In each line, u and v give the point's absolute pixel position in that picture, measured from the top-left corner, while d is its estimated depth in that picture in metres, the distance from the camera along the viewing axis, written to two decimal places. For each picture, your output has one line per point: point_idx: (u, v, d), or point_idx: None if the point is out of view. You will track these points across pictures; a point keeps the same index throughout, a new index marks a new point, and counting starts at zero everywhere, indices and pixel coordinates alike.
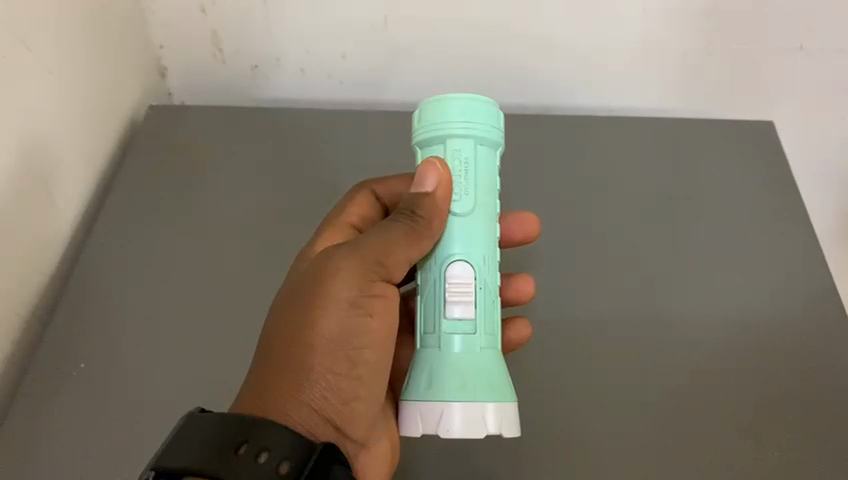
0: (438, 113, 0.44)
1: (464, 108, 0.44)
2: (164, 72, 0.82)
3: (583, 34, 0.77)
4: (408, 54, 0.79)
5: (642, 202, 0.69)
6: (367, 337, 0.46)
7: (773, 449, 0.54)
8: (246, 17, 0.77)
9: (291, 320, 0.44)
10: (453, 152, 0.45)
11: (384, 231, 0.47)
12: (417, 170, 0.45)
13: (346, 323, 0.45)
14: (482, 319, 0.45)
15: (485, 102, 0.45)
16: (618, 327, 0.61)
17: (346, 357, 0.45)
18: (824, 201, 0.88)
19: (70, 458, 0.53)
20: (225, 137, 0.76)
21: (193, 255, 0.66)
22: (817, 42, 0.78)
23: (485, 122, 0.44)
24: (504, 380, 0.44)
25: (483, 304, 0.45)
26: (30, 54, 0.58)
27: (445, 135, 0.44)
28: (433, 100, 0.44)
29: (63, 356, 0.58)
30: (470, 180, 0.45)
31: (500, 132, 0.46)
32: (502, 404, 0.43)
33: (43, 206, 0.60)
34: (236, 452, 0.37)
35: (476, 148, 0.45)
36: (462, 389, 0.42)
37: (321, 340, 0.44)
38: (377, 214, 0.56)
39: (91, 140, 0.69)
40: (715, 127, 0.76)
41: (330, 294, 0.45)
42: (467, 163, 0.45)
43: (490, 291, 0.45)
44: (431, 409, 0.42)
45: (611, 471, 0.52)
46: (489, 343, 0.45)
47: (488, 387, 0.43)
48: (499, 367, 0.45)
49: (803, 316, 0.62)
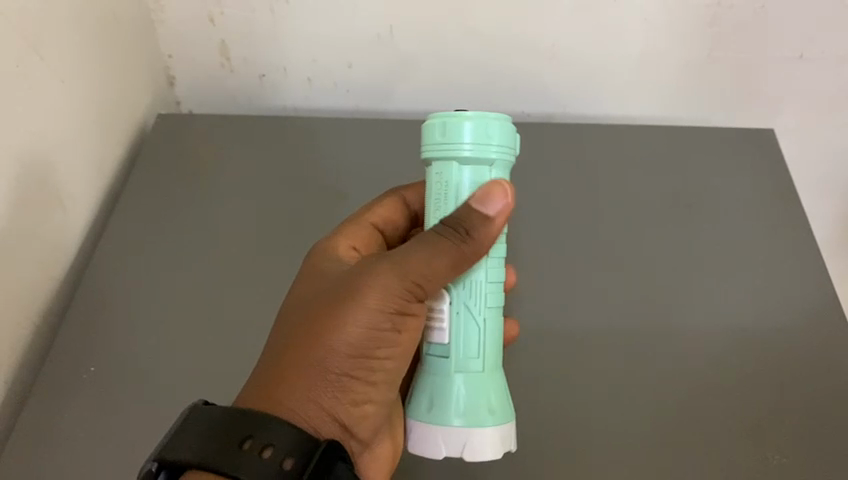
0: (429, 134, 0.44)
1: (446, 129, 0.43)
2: (173, 80, 0.83)
3: (584, 44, 0.78)
4: (412, 63, 0.80)
5: (642, 210, 0.70)
6: (390, 349, 0.45)
7: (772, 451, 0.55)
8: (254, 29, 0.79)
9: (317, 322, 0.44)
10: (439, 173, 0.45)
11: (423, 240, 0.44)
12: (481, 190, 0.43)
13: (374, 333, 0.44)
14: (458, 344, 0.45)
15: (474, 121, 0.43)
16: (617, 333, 0.61)
17: (365, 363, 0.44)
18: (823, 207, 0.88)
19: (81, 458, 0.54)
20: (232, 144, 0.77)
21: (201, 259, 0.67)
22: (817, 52, 0.79)
23: (471, 144, 0.43)
24: (478, 403, 0.44)
25: (461, 329, 0.45)
26: (43, 63, 0.59)
27: (435, 157, 0.45)
28: (428, 119, 0.44)
29: (74, 356, 0.60)
30: (451, 199, 0.45)
31: (493, 151, 0.43)
32: (463, 428, 0.44)
33: (56, 211, 0.62)
34: (241, 447, 0.38)
35: (461, 168, 0.44)
36: (428, 410, 0.45)
37: (345, 346, 0.43)
38: (404, 220, 0.56)
39: (103, 147, 0.70)
40: (717, 133, 0.77)
41: (363, 300, 0.43)
42: (450, 184, 0.44)
43: (469, 316, 0.45)
44: (407, 424, 0.46)
45: (610, 471, 0.54)
46: (470, 366, 0.45)
47: (452, 409, 0.44)
48: (475, 390, 0.45)
49: (803, 320, 0.63)
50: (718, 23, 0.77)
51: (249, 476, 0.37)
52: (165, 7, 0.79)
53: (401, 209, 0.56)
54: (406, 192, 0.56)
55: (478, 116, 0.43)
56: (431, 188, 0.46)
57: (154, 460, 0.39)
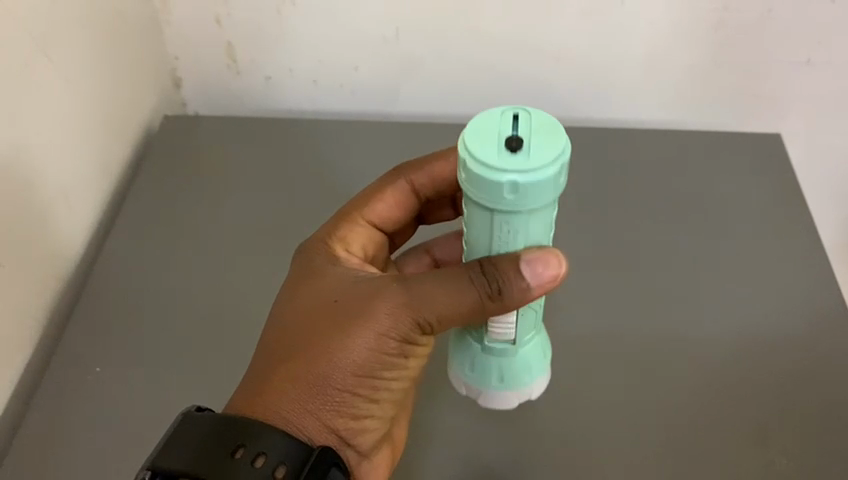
0: (487, 191, 0.37)
1: (521, 188, 0.36)
2: (179, 82, 0.85)
3: (591, 47, 0.78)
4: (418, 63, 0.80)
5: (646, 216, 0.70)
6: (393, 369, 0.45)
7: (779, 457, 0.53)
8: (260, 33, 0.79)
9: (323, 333, 0.44)
10: (501, 221, 0.38)
11: (440, 279, 0.42)
12: (534, 254, 0.40)
13: (376, 353, 0.43)
14: (520, 330, 0.45)
15: (551, 174, 0.36)
16: (621, 337, 0.61)
17: (368, 380, 0.44)
18: (828, 206, 0.89)
19: (78, 457, 0.54)
20: (240, 147, 0.78)
21: (204, 259, 0.67)
22: (824, 56, 0.78)
23: (547, 197, 0.37)
24: (539, 361, 0.46)
25: (523, 320, 0.45)
26: (51, 65, 0.59)
27: (493, 208, 0.38)
28: (481, 175, 0.36)
29: (78, 357, 0.60)
30: (516, 241, 0.40)
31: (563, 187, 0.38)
32: (534, 382, 0.46)
33: (63, 210, 0.62)
34: (233, 456, 0.39)
35: (529, 216, 0.38)
36: (500, 380, 0.46)
37: (346, 362, 0.43)
38: (410, 205, 0.56)
39: (109, 149, 0.71)
40: (720, 140, 0.78)
41: (368, 321, 0.43)
42: (514, 230, 0.39)
43: (531, 310, 0.45)
44: (472, 388, 0.47)
45: (610, 473, 0.53)
46: (530, 338, 0.46)
47: (527, 378, 0.46)
48: (538, 348, 0.47)
49: (810, 325, 0.61)
50: (723, 27, 0.76)
51: None
52: (172, 9, 0.79)
53: (408, 202, 0.55)
54: (414, 176, 0.55)
55: (550, 164, 0.36)
56: (482, 225, 0.39)
57: (148, 468, 0.39)
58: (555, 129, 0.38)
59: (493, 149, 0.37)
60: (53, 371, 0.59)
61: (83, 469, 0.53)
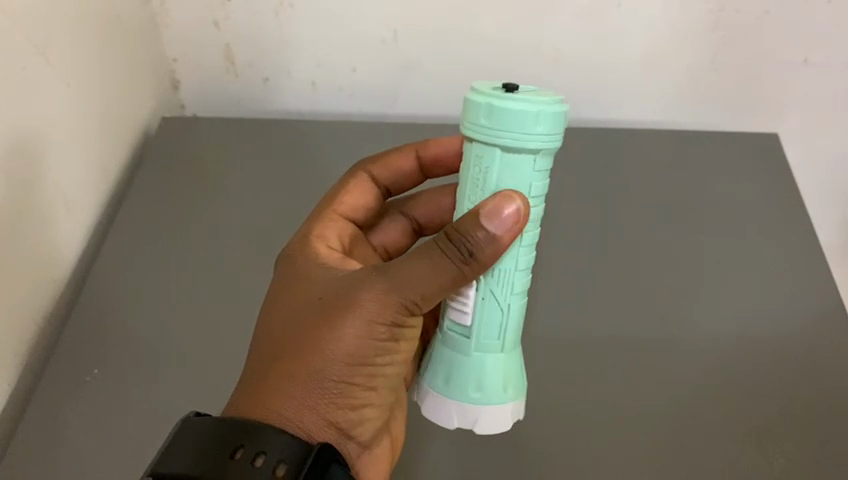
0: (469, 114, 0.40)
1: (491, 112, 0.39)
2: (177, 84, 0.85)
3: (587, 48, 0.78)
4: (417, 66, 0.80)
5: (644, 217, 0.70)
6: (385, 354, 0.45)
7: (778, 456, 0.53)
8: (259, 34, 0.80)
9: (313, 328, 0.44)
10: (478, 155, 0.41)
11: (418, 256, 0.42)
12: (489, 203, 0.40)
13: (365, 340, 0.43)
14: (479, 327, 0.44)
15: (522, 110, 0.38)
16: (619, 337, 0.61)
17: (363, 370, 0.44)
18: (827, 212, 0.89)
19: (79, 457, 0.54)
20: (238, 149, 0.78)
21: (202, 262, 0.67)
22: (821, 57, 0.78)
23: (517, 136, 0.39)
24: (496, 385, 0.44)
25: (483, 317, 0.44)
26: (53, 68, 0.60)
27: (473, 138, 0.41)
28: (470, 98, 0.40)
29: (75, 359, 0.59)
30: (489, 188, 0.41)
31: (547, 142, 0.39)
32: (479, 406, 0.44)
33: (60, 212, 0.62)
34: (233, 457, 0.39)
35: (504, 157, 0.40)
36: (444, 383, 0.45)
37: (337, 354, 0.43)
38: (377, 196, 0.57)
39: (108, 151, 0.71)
40: (717, 142, 0.78)
41: (353, 312, 0.43)
42: (485, 170, 0.41)
43: (494, 310, 0.44)
44: (422, 386, 0.47)
45: (608, 471, 0.52)
46: (490, 348, 0.44)
47: (471, 393, 0.44)
48: (497, 374, 0.44)
49: (808, 326, 0.61)
50: (721, 28, 0.77)
51: None
52: (169, 11, 0.79)
53: (373, 192, 0.57)
54: (372, 168, 0.57)
55: (532, 103, 0.39)
56: (468, 166, 0.42)
57: (149, 474, 0.39)
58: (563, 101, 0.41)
59: (494, 87, 0.41)
60: (50, 372, 0.58)
61: (79, 470, 0.53)
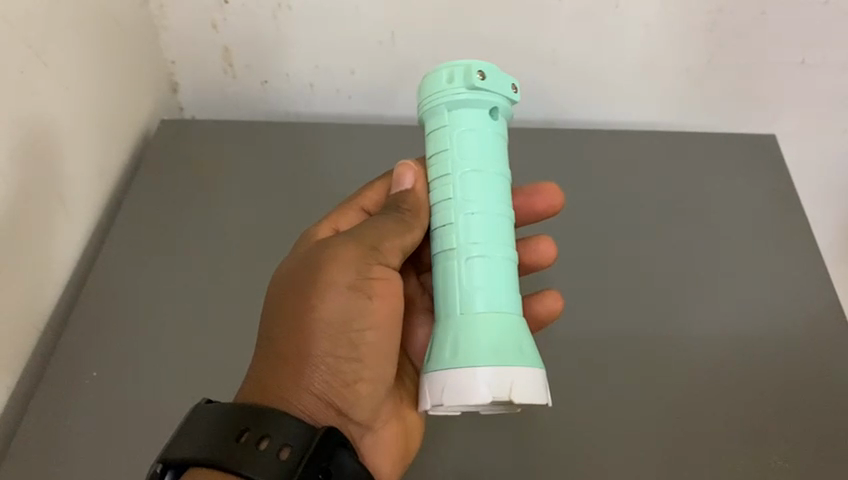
0: None
1: None
2: (176, 86, 0.85)
3: (585, 49, 0.79)
4: (416, 68, 0.81)
5: (643, 216, 0.70)
6: (366, 318, 0.48)
7: (775, 458, 0.53)
8: (260, 37, 0.80)
9: (293, 309, 0.47)
10: None
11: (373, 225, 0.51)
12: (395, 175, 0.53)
13: (344, 304, 0.47)
14: (437, 297, 0.48)
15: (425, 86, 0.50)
16: (618, 335, 0.61)
17: (346, 340, 0.47)
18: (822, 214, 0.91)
19: (80, 458, 0.54)
20: (237, 151, 0.78)
21: (202, 262, 0.67)
22: (818, 58, 0.79)
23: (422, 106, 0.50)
24: (441, 346, 0.45)
25: (437, 284, 0.48)
26: (51, 71, 0.60)
27: None
28: None
29: (75, 359, 0.59)
30: None
31: (422, 103, 0.49)
32: (429, 372, 0.46)
33: (59, 214, 0.62)
34: (238, 440, 0.39)
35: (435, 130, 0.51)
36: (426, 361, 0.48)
37: (321, 321, 0.47)
38: None
39: (106, 153, 0.71)
40: (717, 142, 0.78)
41: (330, 280, 0.47)
42: None
43: (441, 275, 0.48)
44: None
45: (609, 472, 0.52)
46: (445, 314, 0.47)
47: (428, 361, 0.46)
48: (447, 337, 0.45)
49: (805, 327, 0.62)
50: (717, 29, 0.77)
51: (246, 467, 0.38)
52: (167, 14, 0.79)
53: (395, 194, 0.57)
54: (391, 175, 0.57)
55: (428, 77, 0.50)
56: None
57: (158, 461, 0.39)
58: (452, 65, 0.47)
59: None
60: (49, 374, 0.58)
61: (81, 472, 0.53)
